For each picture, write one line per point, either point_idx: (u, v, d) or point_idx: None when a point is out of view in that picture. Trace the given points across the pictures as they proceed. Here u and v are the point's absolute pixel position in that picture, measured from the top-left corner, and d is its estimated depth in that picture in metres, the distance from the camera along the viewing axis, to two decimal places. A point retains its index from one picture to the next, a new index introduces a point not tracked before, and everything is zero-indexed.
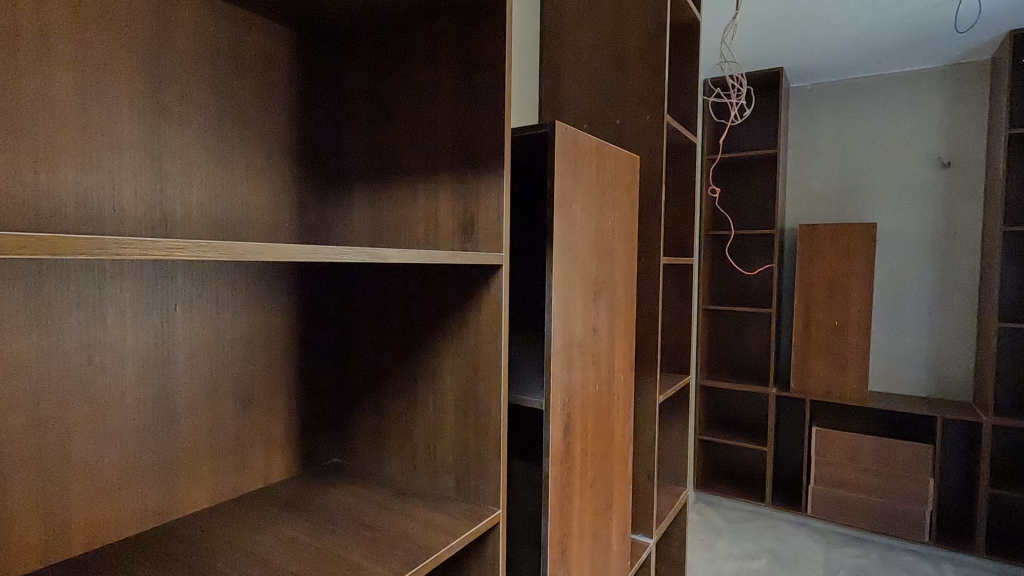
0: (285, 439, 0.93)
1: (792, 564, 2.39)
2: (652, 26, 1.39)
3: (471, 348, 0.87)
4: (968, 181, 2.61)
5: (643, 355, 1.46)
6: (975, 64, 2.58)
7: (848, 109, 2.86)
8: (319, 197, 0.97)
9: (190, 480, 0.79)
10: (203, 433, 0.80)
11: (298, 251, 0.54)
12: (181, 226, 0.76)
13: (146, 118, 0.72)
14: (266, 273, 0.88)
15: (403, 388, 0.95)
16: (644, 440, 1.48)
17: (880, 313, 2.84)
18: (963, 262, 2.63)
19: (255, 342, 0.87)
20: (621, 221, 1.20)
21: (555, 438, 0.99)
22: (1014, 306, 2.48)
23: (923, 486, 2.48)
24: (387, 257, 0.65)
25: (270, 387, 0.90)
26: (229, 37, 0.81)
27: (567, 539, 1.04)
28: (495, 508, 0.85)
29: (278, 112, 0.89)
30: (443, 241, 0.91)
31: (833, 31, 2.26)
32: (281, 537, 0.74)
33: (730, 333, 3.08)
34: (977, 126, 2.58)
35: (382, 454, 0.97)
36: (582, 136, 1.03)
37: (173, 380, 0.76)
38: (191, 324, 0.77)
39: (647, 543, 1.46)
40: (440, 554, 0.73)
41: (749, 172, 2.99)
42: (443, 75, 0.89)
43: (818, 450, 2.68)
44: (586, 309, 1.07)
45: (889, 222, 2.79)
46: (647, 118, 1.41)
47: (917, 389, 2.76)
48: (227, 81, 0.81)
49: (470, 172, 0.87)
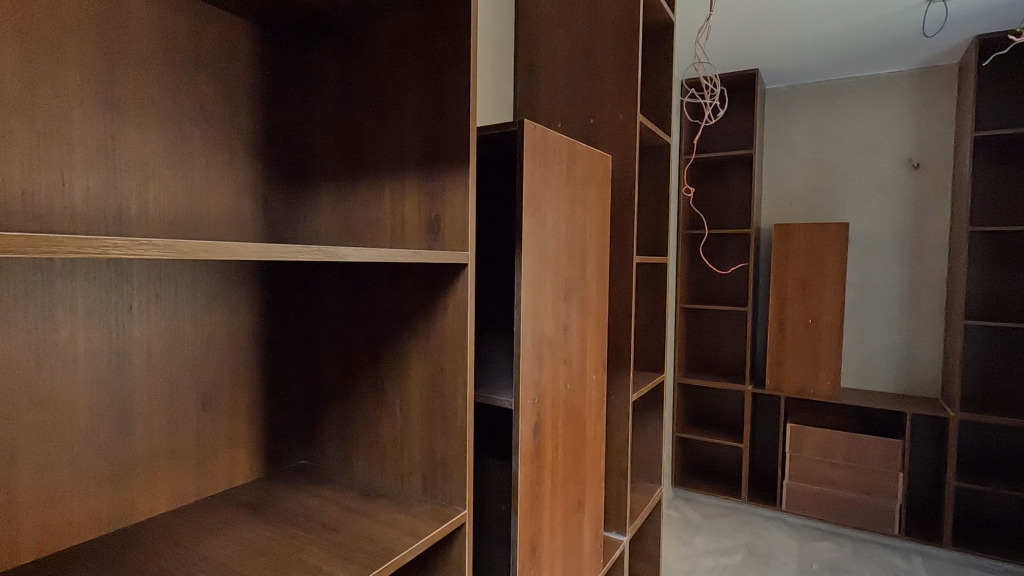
0: (248, 440, 0.91)
1: (765, 559, 2.42)
2: (625, 25, 1.39)
3: (437, 349, 0.87)
4: (936, 181, 2.67)
5: (616, 354, 1.47)
6: (943, 68, 2.64)
7: (821, 111, 2.91)
8: (284, 194, 0.96)
9: (146, 483, 0.77)
10: (160, 436, 0.78)
11: (246, 250, 0.53)
12: (137, 224, 0.74)
13: (99, 114, 0.70)
14: (227, 272, 0.86)
15: (370, 388, 0.94)
16: (618, 438, 1.49)
17: (853, 310, 2.89)
18: (932, 262, 2.69)
19: (216, 344, 0.85)
20: (592, 220, 1.20)
21: (525, 438, 0.99)
22: (980, 304, 2.54)
23: (893, 480, 2.53)
24: (346, 254, 0.64)
25: (233, 387, 0.88)
26: (187, 31, 0.79)
27: (537, 539, 1.04)
28: (461, 508, 0.85)
29: (241, 109, 0.87)
30: (409, 240, 0.90)
31: (806, 32, 2.28)
32: (240, 541, 0.73)
33: (707, 331, 3.12)
34: (945, 128, 2.64)
35: (349, 456, 0.96)
36: (552, 134, 1.03)
37: (129, 381, 0.74)
38: (148, 324, 0.76)
39: (620, 540, 1.47)
40: (402, 557, 0.72)
41: (725, 172, 3.03)
42: (409, 72, 0.88)
43: (793, 445, 2.72)
44: (556, 308, 1.07)
45: (861, 222, 2.84)
46: (620, 118, 1.41)
47: (888, 386, 2.81)
48: (187, 78, 0.79)
49: (435, 169, 0.86)
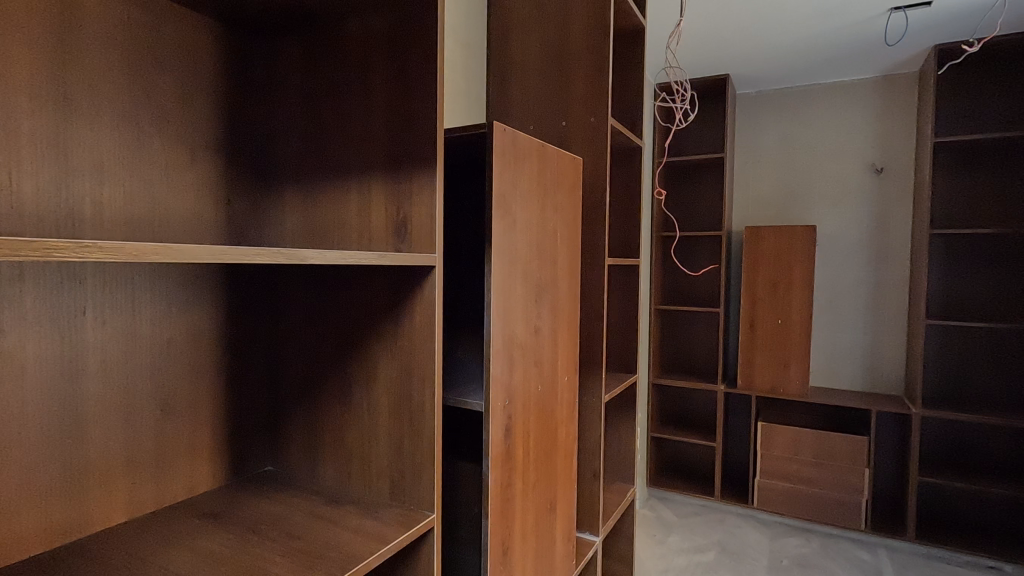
0: (210, 447, 0.89)
1: (737, 556, 2.46)
2: (595, 27, 1.40)
3: (405, 350, 0.86)
4: (899, 186, 2.75)
5: (588, 356, 1.48)
6: (905, 76, 2.73)
7: (789, 116, 2.98)
8: (247, 195, 0.94)
9: (101, 493, 0.74)
10: (117, 443, 0.76)
11: (203, 254, 0.51)
12: (91, 226, 0.72)
13: (51, 113, 0.67)
14: (188, 274, 0.84)
15: (337, 393, 0.92)
16: (591, 439, 1.49)
17: (820, 310, 2.96)
18: (895, 265, 2.78)
19: (177, 348, 0.83)
20: (563, 222, 1.21)
21: (496, 439, 0.98)
22: (940, 304, 2.63)
23: (860, 476, 2.60)
24: (309, 257, 0.62)
25: (194, 393, 0.86)
26: (144, 28, 0.77)
27: (508, 542, 1.04)
28: (430, 512, 0.84)
29: (203, 108, 0.86)
30: (376, 242, 0.89)
31: (774, 39, 2.34)
32: (201, 551, 0.71)
33: (680, 332, 3.16)
34: (907, 134, 2.73)
35: (316, 461, 0.94)
36: (522, 136, 1.03)
37: (82, 391, 0.71)
38: (102, 329, 0.73)
39: (593, 541, 1.48)
40: (368, 563, 0.71)
41: (697, 175, 3.08)
42: (376, 72, 0.87)
43: (764, 443, 2.77)
44: (526, 310, 1.07)
45: (828, 224, 2.91)
46: (591, 121, 1.42)
47: (854, 384, 2.89)
48: (145, 75, 0.77)
49: (402, 171, 0.85)
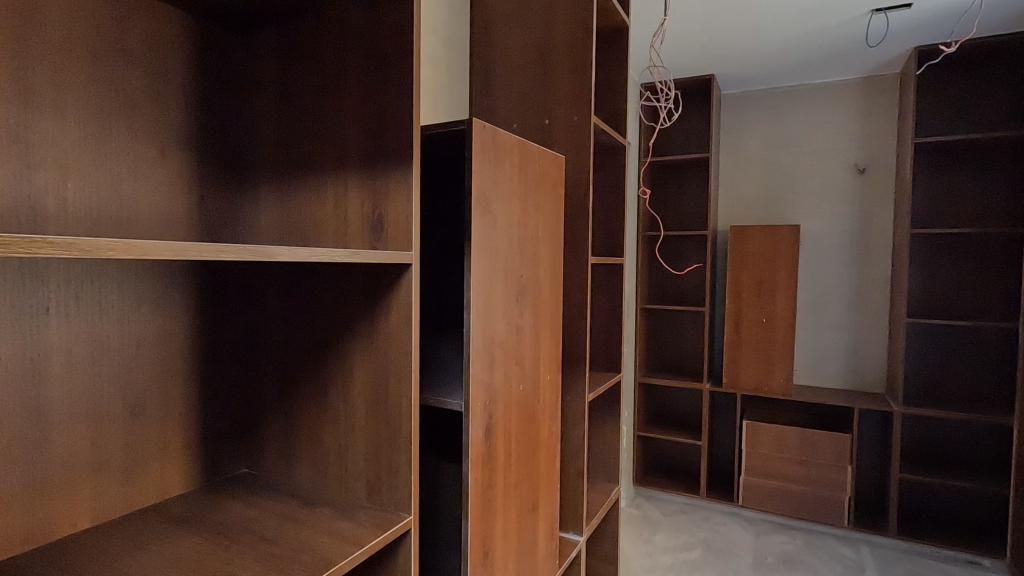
0: (183, 448, 0.87)
1: (722, 553, 2.47)
2: (577, 25, 1.39)
3: (381, 350, 0.85)
4: (881, 186, 2.78)
5: (572, 354, 1.47)
6: (886, 77, 2.76)
7: (774, 116, 3.00)
8: (220, 192, 0.92)
9: (67, 497, 0.72)
10: (83, 445, 0.73)
11: (163, 250, 0.50)
12: (54, 222, 0.70)
13: (11, 107, 0.65)
14: (158, 272, 0.82)
15: (313, 393, 0.91)
16: (574, 438, 1.49)
17: (804, 309, 2.98)
18: (877, 263, 2.81)
19: (147, 347, 0.81)
20: (545, 219, 1.20)
21: (476, 438, 0.97)
22: (921, 304, 2.66)
23: (843, 473, 2.62)
24: (281, 254, 0.61)
25: (165, 394, 0.84)
26: (112, 19, 0.75)
27: (489, 542, 1.03)
28: (407, 514, 0.83)
29: (174, 101, 0.84)
30: (352, 241, 0.88)
31: (757, 40, 2.35)
32: (168, 556, 0.69)
33: (667, 331, 3.17)
34: (888, 134, 2.76)
35: (292, 462, 0.93)
36: (502, 133, 1.02)
37: (46, 393, 0.69)
38: (67, 329, 0.71)
39: (577, 540, 1.47)
40: (342, 566, 0.70)
41: (682, 175, 3.10)
42: (351, 66, 0.86)
43: (749, 441, 2.79)
44: (507, 309, 1.06)
45: (812, 224, 2.93)
46: (574, 119, 1.41)
47: (837, 382, 2.91)
48: (111, 67, 0.75)
49: (377, 167, 0.84)
